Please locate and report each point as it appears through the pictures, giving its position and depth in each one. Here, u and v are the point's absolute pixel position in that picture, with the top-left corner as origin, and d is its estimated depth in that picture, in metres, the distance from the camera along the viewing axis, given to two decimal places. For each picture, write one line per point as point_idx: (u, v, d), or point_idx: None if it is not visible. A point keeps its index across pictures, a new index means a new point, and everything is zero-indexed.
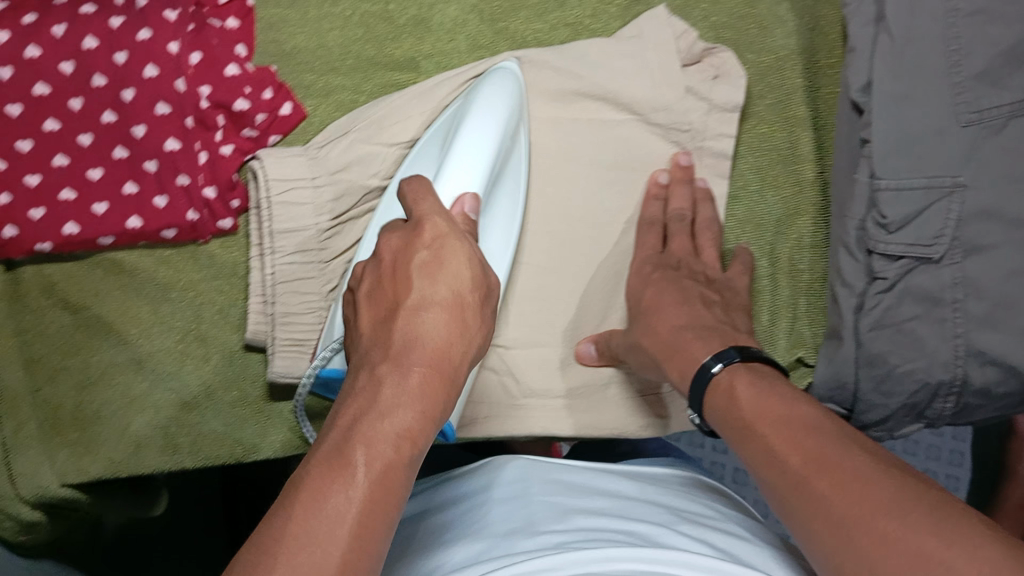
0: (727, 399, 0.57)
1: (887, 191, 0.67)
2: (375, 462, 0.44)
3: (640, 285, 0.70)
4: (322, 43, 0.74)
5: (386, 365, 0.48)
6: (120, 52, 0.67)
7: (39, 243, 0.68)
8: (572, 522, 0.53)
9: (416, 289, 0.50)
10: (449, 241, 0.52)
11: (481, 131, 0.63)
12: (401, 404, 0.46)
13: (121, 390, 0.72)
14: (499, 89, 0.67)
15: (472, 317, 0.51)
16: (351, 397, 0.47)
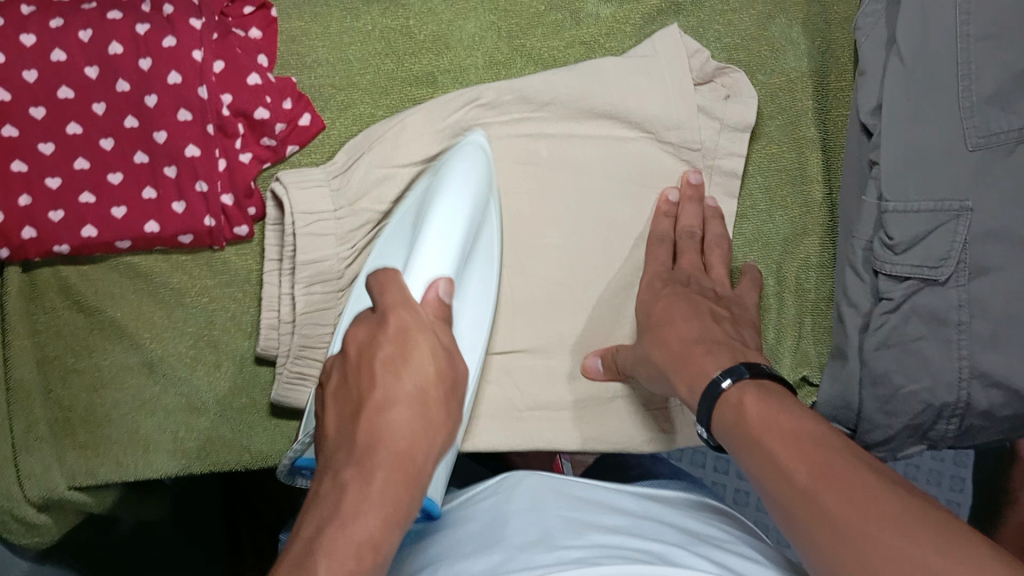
0: (736, 415, 0.56)
1: (895, 213, 0.68)
2: (335, 572, 0.42)
3: (650, 300, 0.69)
4: (342, 57, 0.75)
5: (348, 471, 0.48)
6: (144, 59, 0.68)
7: (58, 244, 0.69)
8: (589, 539, 0.53)
9: (382, 386, 0.51)
10: (414, 338, 0.53)
11: (449, 216, 0.62)
12: (368, 510, 0.46)
13: (132, 392, 0.72)
14: (470, 167, 0.67)
15: (433, 414, 0.51)
16: (321, 499, 0.47)
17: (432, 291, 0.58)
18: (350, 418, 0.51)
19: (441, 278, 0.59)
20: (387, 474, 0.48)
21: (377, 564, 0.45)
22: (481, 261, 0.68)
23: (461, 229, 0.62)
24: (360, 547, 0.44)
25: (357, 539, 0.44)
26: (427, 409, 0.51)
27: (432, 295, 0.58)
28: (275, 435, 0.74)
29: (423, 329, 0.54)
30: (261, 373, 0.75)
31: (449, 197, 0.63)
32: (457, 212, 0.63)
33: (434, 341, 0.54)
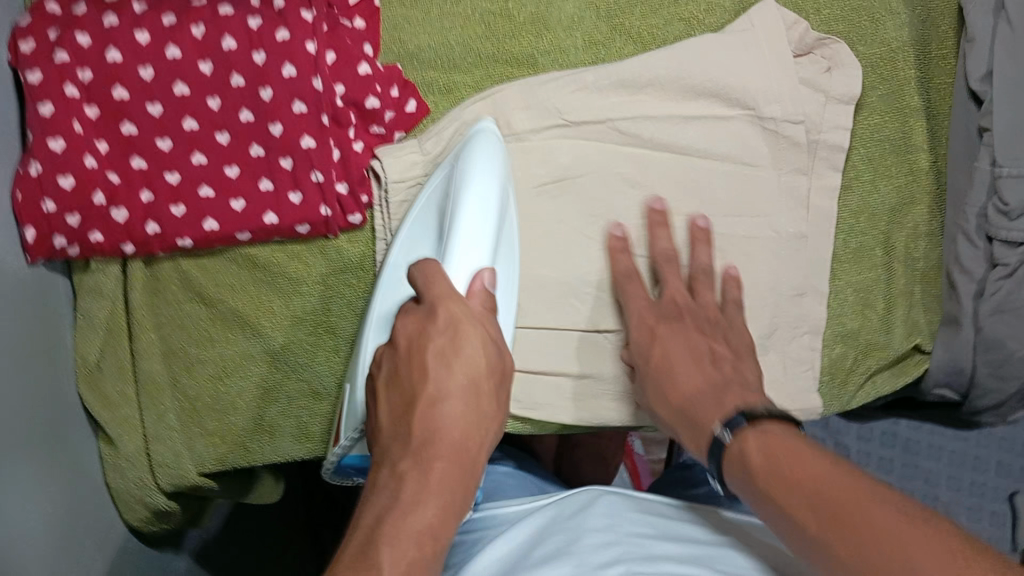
0: (740, 467, 0.58)
1: (1009, 178, 0.68)
2: (399, 561, 0.47)
3: (646, 340, 0.70)
4: (445, 42, 0.76)
5: (406, 460, 0.52)
6: (258, 53, 0.69)
7: (181, 238, 0.71)
8: (665, 566, 0.56)
9: (433, 378, 0.53)
10: (461, 325, 0.54)
11: (483, 196, 0.63)
12: (430, 497, 0.50)
13: (256, 379, 0.75)
14: (490, 144, 0.67)
15: (484, 405, 0.54)
16: (381, 489, 0.51)
17: (476, 282, 0.58)
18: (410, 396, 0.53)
19: (481, 270, 0.59)
20: (450, 429, 0.52)
21: (439, 548, 0.50)
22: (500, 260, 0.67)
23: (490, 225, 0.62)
24: (421, 537, 0.49)
25: (420, 523, 0.49)
26: (482, 393, 0.54)
27: (478, 285, 0.58)
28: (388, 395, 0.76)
29: (472, 321, 0.55)
30: None
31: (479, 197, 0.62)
32: (488, 197, 0.63)
33: (483, 333, 0.55)
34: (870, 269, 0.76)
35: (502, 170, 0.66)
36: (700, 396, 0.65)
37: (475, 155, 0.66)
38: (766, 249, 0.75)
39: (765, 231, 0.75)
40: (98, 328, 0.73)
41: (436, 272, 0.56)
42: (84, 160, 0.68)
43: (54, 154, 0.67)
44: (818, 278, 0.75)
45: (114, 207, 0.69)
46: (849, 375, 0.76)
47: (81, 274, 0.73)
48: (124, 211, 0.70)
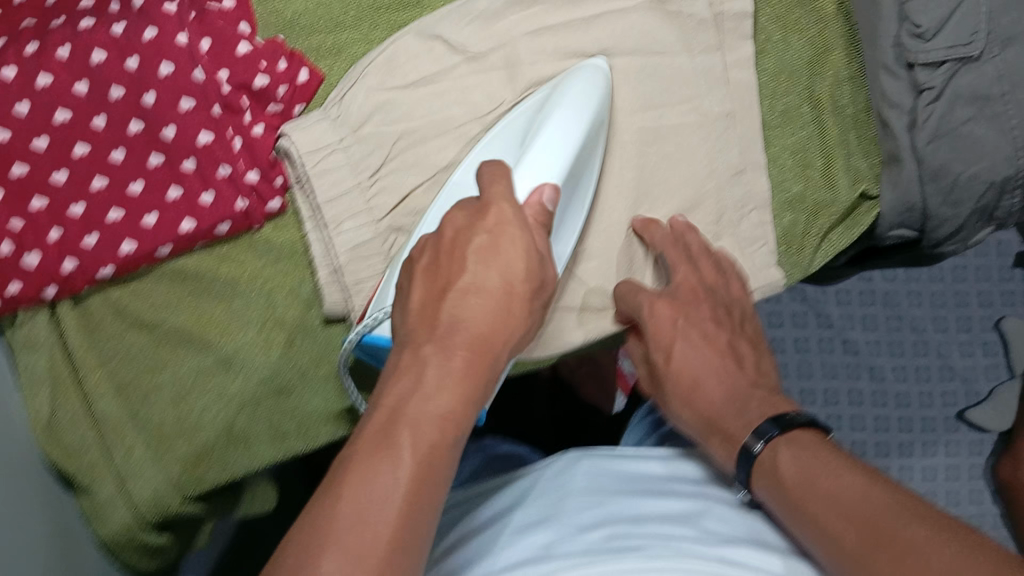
0: (773, 475, 0.59)
1: (915, 1, 0.67)
2: (384, 507, 0.46)
3: (668, 326, 0.68)
4: (320, 1, 0.73)
5: (431, 346, 0.53)
6: (132, 58, 0.67)
7: (101, 268, 0.67)
8: (649, 527, 0.59)
9: (469, 271, 0.55)
10: (508, 229, 0.56)
11: (562, 131, 0.65)
12: (445, 388, 0.51)
13: (217, 391, 0.72)
14: (590, 90, 0.68)
15: (516, 310, 0.55)
16: (370, 416, 0.51)
17: (537, 195, 0.61)
18: (438, 329, 0.53)
19: (547, 184, 0.62)
20: (468, 352, 0.52)
21: (455, 437, 0.50)
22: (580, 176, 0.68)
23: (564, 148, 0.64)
24: (401, 480, 0.47)
25: (431, 417, 0.50)
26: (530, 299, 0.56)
27: (537, 198, 0.60)
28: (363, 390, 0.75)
29: (510, 227, 0.56)
30: (336, 335, 0.74)
31: (571, 126, 0.66)
32: (564, 137, 0.65)
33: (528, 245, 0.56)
34: (801, 127, 0.74)
35: (586, 129, 0.66)
36: (718, 389, 0.66)
37: (585, 93, 0.68)
38: (697, 134, 0.73)
39: (691, 116, 0.73)
40: (42, 380, 0.70)
41: (500, 173, 0.60)
42: None
43: None
44: (752, 150, 0.73)
45: (25, 253, 0.66)
46: (804, 240, 0.75)
47: (11, 328, 0.70)
48: (36, 255, 0.66)
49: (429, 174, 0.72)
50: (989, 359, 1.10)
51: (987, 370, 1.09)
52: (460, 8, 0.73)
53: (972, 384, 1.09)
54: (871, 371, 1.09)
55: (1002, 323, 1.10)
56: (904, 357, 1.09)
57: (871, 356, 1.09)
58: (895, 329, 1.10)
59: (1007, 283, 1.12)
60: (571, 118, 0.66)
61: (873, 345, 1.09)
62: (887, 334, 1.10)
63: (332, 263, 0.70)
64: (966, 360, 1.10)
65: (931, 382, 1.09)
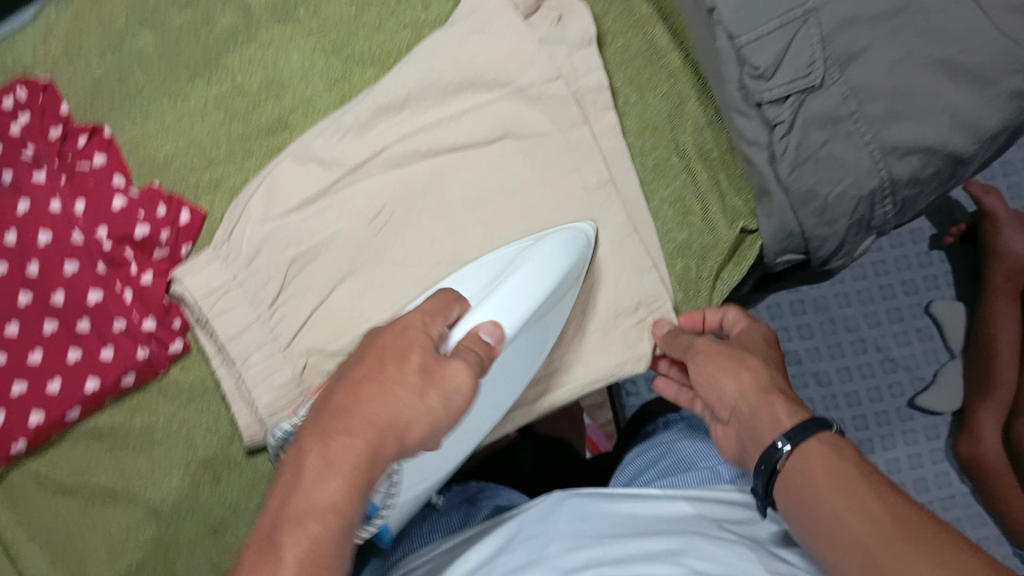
0: (803, 459, 0.56)
1: (749, 44, 0.69)
2: (301, 541, 0.44)
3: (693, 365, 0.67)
4: (190, 141, 0.75)
5: (310, 434, 0.48)
6: (9, 232, 0.67)
7: (13, 444, 0.67)
8: (631, 566, 0.54)
9: (370, 378, 0.50)
10: (415, 337, 0.53)
11: (534, 284, 0.63)
12: (331, 473, 0.46)
13: (151, 542, 0.71)
14: (569, 253, 0.68)
15: (404, 396, 0.49)
16: (283, 471, 0.47)
17: (472, 330, 0.57)
18: (323, 422, 0.48)
19: (488, 321, 0.58)
20: (346, 438, 0.47)
21: (339, 531, 0.45)
22: (546, 319, 0.66)
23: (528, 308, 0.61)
24: (322, 514, 0.45)
25: (323, 505, 0.45)
26: (424, 391, 0.50)
27: (470, 338, 0.56)
28: None
29: (420, 333, 0.53)
30: (260, 465, 0.74)
31: (541, 276, 0.64)
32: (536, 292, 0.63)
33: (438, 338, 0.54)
34: (674, 175, 0.77)
35: (559, 279, 0.65)
36: (758, 394, 0.61)
37: (554, 258, 0.66)
38: (579, 204, 0.75)
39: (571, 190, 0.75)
40: None
41: (443, 303, 0.58)
42: None
43: None
44: (638, 207, 0.76)
45: None
46: (698, 284, 0.77)
47: None
48: None
49: (327, 288, 0.72)
50: (926, 344, 1.11)
51: (925, 355, 1.11)
52: (334, 120, 0.75)
53: (915, 370, 1.10)
54: (816, 377, 1.09)
55: (931, 306, 1.13)
56: (844, 358, 1.10)
57: (813, 362, 1.09)
58: (831, 332, 1.11)
59: (927, 268, 1.15)
60: (544, 270, 0.64)
61: (812, 352, 1.10)
62: (824, 339, 1.10)
63: (244, 396, 0.71)
64: (904, 349, 1.11)
65: (876, 377, 1.09)
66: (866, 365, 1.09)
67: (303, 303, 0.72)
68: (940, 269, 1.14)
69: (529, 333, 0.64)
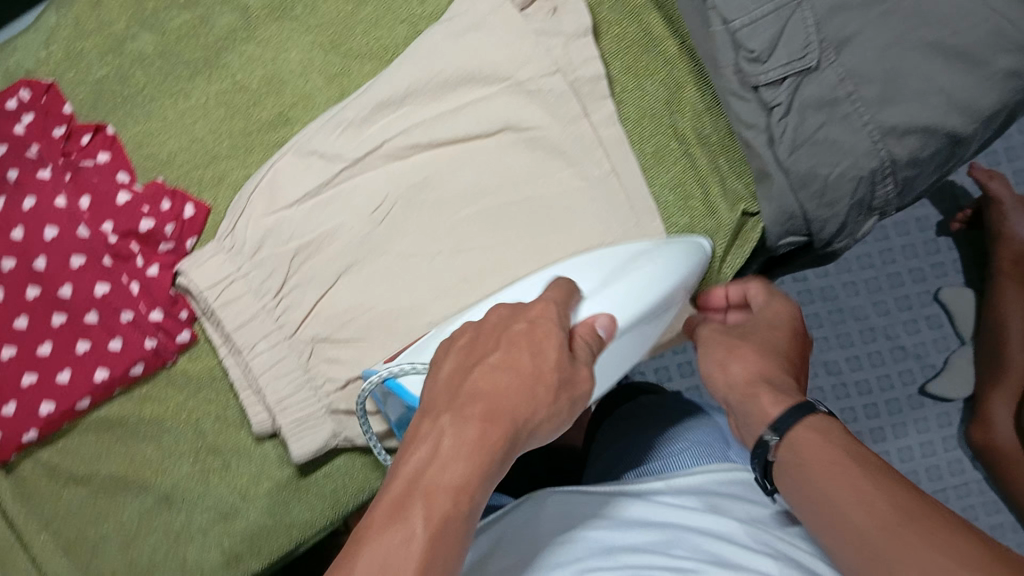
0: (798, 448, 0.56)
1: (744, 28, 0.71)
2: (433, 518, 0.43)
3: (710, 360, 0.68)
4: (193, 137, 0.75)
5: (448, 416, 0.47)
6: (15, 228, 0.67)
7: (25, 433, 0.68)
8: (622, 558, 0.56)
9: (504, 356, 0.50)
10: (547, 322, 0.52)
11: (659, 285, 0.64)
12: (458, 457, 0.45)
13: (163, 529, 0.73)
14: (688, 256, 0.69)
15: (541, 392, 0.48)
16: (418, 440, 0.47)
17: (591, 321, 0.56)
18: (455, 403, 0.48)
19: (601, 314, 0.57)
20: (467, 421, 0.47)
21: (455, 523, 0.44)
22: (657, 318, 0.66)
23: (639, 306, 0.62)
24: (453, 495, 0.44)
25: (448, 485, 0.45)
26: (558, 390, 0.49)
27: (588, 327, 0.55)
28: (309, 500, 0.75)
29: (561, 343, 0.51)
30: (270, 453, 0.75)
31: (661, 274, 0.65)
32: (644, 293, 0.63)
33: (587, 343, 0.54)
34: (675, 163, 0.77)
35: (677, 283, 0.66)
36: (770, 376, 0.63)
37: (680, 257, 0.68)
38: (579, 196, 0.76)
39: (573, 180, 0.76)
40: None
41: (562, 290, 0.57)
42: None
43: None
44: (639, 194, 0.76)
45: None
46: (702, 269, 0.77)
47: None
48: None
49: (332, 279, 0.74)
50: (935, 331, 1.11)
51: (936, 342, 1.11)
52: (336, 111, 0.76)
53: (925, 359, 1.10)
54: (827, 368, 1.08)
55: (941, 293, 1.12)
56: (854, 347, 1.09)
57: (824, 351, 1.08)
58: (839, 322, 1.10)
59: (935, 255, 1.15)
60: (658, 280, 0.64)
61: (824, 342, 1.09)
62: (833, 329, 1.09)
63: (253, 385, 0.72)
64: (914, 337, 1.11)
65: (885, 365, 1.09)
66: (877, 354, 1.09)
67: (307, 293, 0.73)
68: (948, 257, 1.15)
69: (637, 330, 0.64)
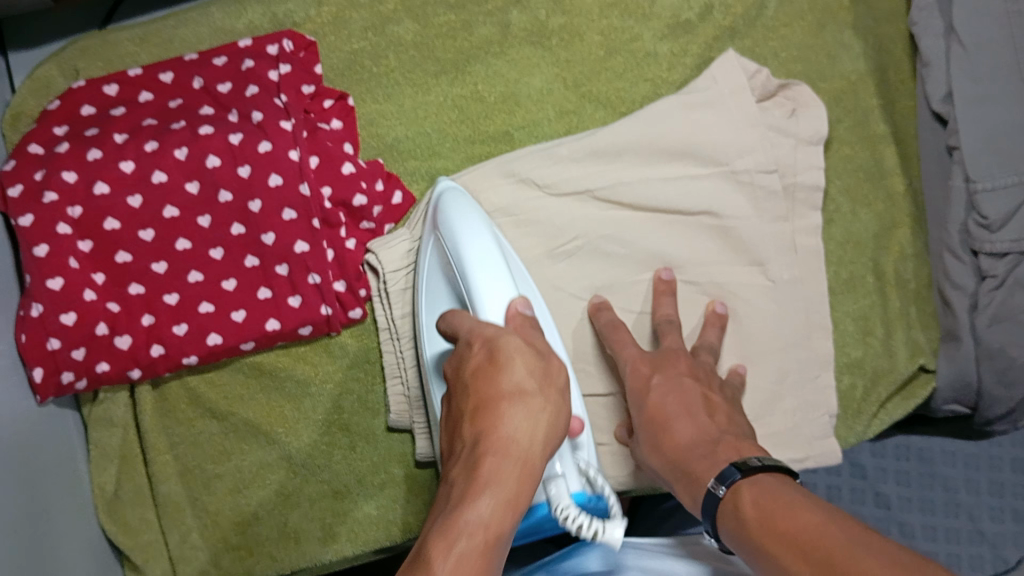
0: (735, 519, 0.53)
1: (983, 192, 0.71)
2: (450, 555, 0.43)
3: (642, 388, 0.67)
4: (421, 130, 0.78)
5: (460, 472, 0.49)
6: (243, 167, 0.70)
7: (186, 355, 0.71)
8: None
9: (478, 392, 0.51)
10: (502, 342, 0.53)
11: (478, 238, 0.63)
12: (480, 493, 0.46)
13: (276, 487, 0.75)
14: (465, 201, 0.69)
15: (533, 397, 0.50)
16: (439, 508, 0.48)
17: (512, 308, 0.59)
18: (467, 450, 0.49)
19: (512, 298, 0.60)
20: (497, 457, 0.48)
21: (495, 545, 0.45)
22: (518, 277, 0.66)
23: (500, 262, 0.62)
24: (471, 529, 0.45)
25: (474, 526, 0.45)
26: (544, 386, 0.52)
27: (513, 312, 0.59)
28: (417, 502, 0.76)
29: (515, 350, 0.53)
30: (395, 445, 0.76)
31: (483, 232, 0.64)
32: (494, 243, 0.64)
33: (522, 346, 0.53)
34: (866, 296, 0.78)
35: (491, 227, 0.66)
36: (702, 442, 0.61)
37: (456, 205, 0.67)
38: (767, 296, 0.75)
39: (759, 279, 0.75)
40: (112, 457, 0.74)
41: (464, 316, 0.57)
42: (84, 294, 0.68)
43: (53, 291, 0.67)
44: (819, 313, 0.76)
45: (117, 335, 0.70)
46: (862, 405, 0.77)
47: (90, 404, 0.73)
48: (127, 337, 0.70)
49: None
50: (1019, 525, 0.89)
51: (1020, 537, 0.88)
52: (562, 143, 0.76)
53: (1000, 550, 0.88)
54: (899, 528, 0.90)
55: None
56: (933, 516, 0.90)
57: (902, 512, 0.90)
58: (927, 487, 0.92)
59: None
60: (481, 233, 0.64)
61: (905, 501, 0.91)
62: (919, 492, 0.92)
63: (405, 377, 0.73)
64: (998, 525, 0.89)
65: (958, 545, 0.89)
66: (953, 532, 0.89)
67: None
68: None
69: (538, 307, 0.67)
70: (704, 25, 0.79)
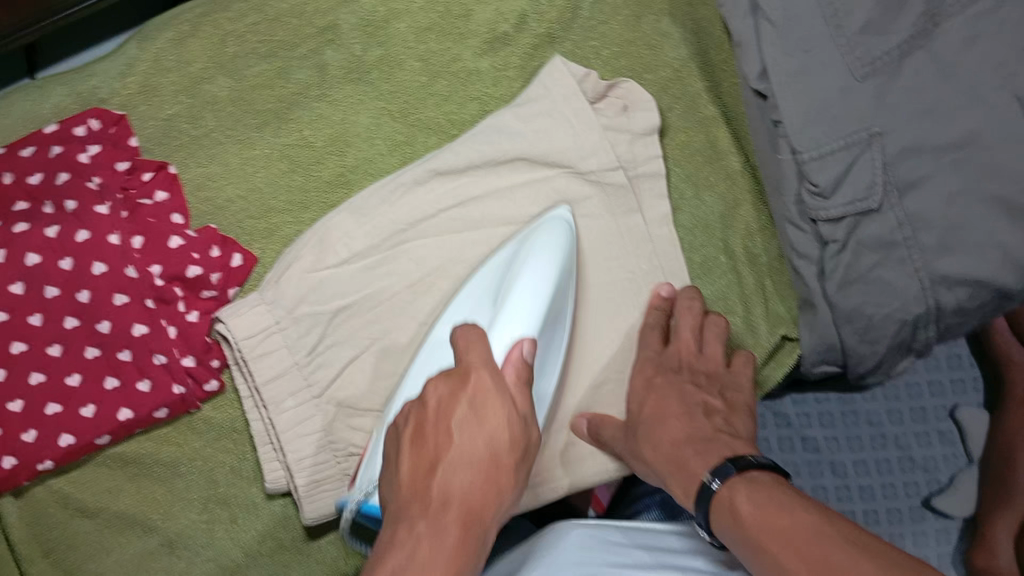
0: (728, 514, 0.55)
1: (811, 161, 0.71)
2: None
3: (643, 388, 0.70)
4: (252, 187, 0.76)
5: (423, 524, 0.47)
6: (65, 259, 0.69)
7: (42, 461, 0.68)
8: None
9: (455, 445, 0.49)
10: (491, 397, 0.50)
11: (534, 283, 0.63)
12: (440, 558, 0.46)
13: (162, 575, 0.72)
14: (558, 239, 0.67)
15: (504, 481, 0.50)
16: (394, 546, 0.47)
17: (516, 349, 0.55)
18: (431, 507, 0.48)
19: (523, 338, 0.57)
20: (450, 527, 0.47)
21: None
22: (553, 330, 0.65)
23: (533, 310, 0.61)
24: None
25: None
26: (517, 464, 0.50)
27: (517, 352, 0.55)
28: (309, 566, 0.75)
29: (500, 397, 0.50)
30: (278, 511, 0.74)
31: (541, 277, 0.63)
32: (529, 293, 0.62)
33: (509, 407, 0.50)
34: (719, 273, 0.78)
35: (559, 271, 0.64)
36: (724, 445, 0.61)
37: (546, 240, 0.66)
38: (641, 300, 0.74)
39: (621, 275, 0.74)
40: None
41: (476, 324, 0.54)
42: None
43: None
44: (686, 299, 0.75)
45: None
46: None
47: None
48: None
49: (365, 343, 0.72)
50: (947, 447, 0.96)
51: (948, 459, 0.95)
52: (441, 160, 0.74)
53: (932, 472, 0.95)
54: (833, 468, 0.94)
55: (957, 413, 0.96)
56: (862, 451, 0.95)
57: (831, 452, 0.95)
58: (852, 427, 0.96)
59: (955, 370, 0.98)
60: (540, 278, 0.63)
61: (832, 441, 0.95)
62: (845, 430, 0.96)
63: (273, 440, 0.71)
64: (925, 449, 0.96)
65: (892, 475, 0.95)
66: (885, 462, 0.95)
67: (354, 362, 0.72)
68: (969, 372, 0.98)
69: (547, 331, 0.64)
70: (521, 36, 0.79)
